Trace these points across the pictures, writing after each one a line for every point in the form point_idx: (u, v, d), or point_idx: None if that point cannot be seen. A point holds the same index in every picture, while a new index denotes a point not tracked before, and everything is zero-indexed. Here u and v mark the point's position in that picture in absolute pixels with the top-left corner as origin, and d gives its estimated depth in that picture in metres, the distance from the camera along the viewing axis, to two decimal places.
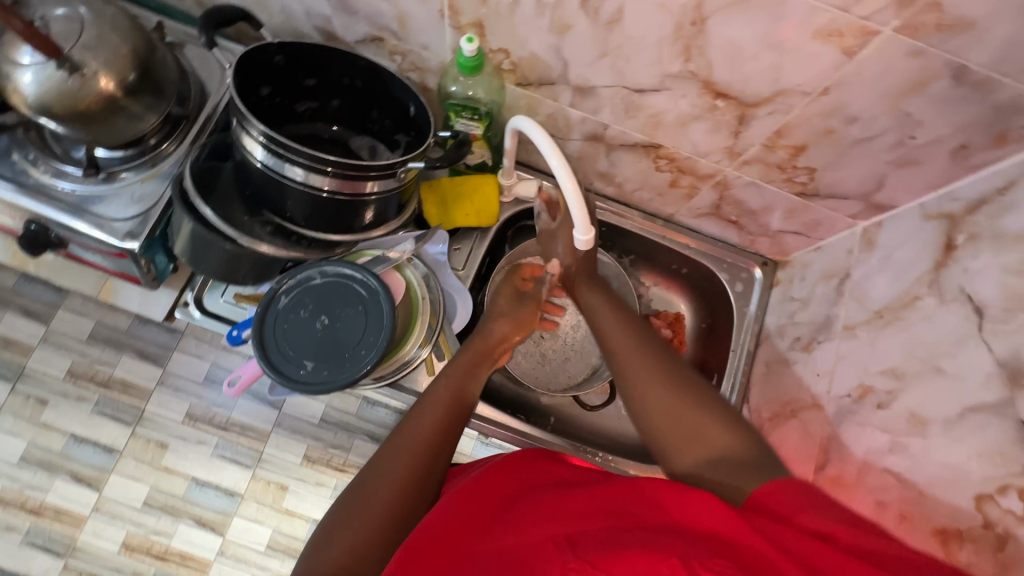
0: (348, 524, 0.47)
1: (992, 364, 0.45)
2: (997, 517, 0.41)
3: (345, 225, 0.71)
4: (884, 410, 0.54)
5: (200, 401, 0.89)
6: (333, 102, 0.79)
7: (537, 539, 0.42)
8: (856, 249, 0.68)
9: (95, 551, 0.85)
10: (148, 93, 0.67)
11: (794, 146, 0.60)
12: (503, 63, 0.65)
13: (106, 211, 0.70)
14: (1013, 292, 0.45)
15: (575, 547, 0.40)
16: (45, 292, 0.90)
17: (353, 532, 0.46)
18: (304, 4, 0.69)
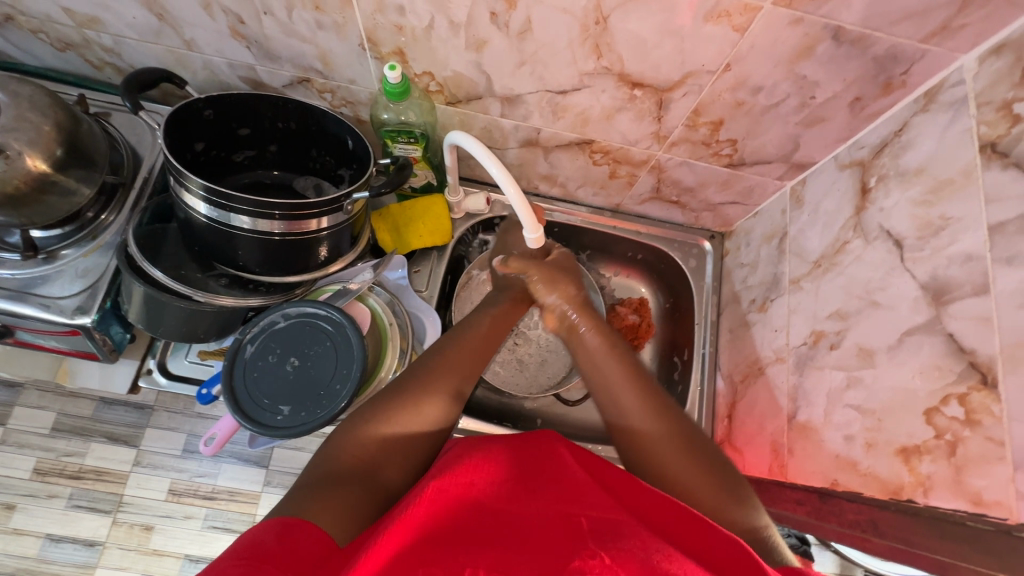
0: (363, 437, 0.52)
1: (917, 288, 0.49)
2: (946, 425, 0.44)
3: (301, 264, 0.71)
4: (836, 350, 0.58)
5: (182, 475, 0.92)
6: (270, 148, 0.80)
7: (558, 523, 0.44)
8: (788, 208, 0.73)
9: None
10: (79, 165, 0.67)
11: (712, 122, 0.64)
12: (430, 85, 0.67)
13: (51, 291, 0.69)
14: (922, 220, 0.50)
15: (601, 540, 0.41)
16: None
17: (362, 446, 0.51)
18: (226, 57, 0.70)
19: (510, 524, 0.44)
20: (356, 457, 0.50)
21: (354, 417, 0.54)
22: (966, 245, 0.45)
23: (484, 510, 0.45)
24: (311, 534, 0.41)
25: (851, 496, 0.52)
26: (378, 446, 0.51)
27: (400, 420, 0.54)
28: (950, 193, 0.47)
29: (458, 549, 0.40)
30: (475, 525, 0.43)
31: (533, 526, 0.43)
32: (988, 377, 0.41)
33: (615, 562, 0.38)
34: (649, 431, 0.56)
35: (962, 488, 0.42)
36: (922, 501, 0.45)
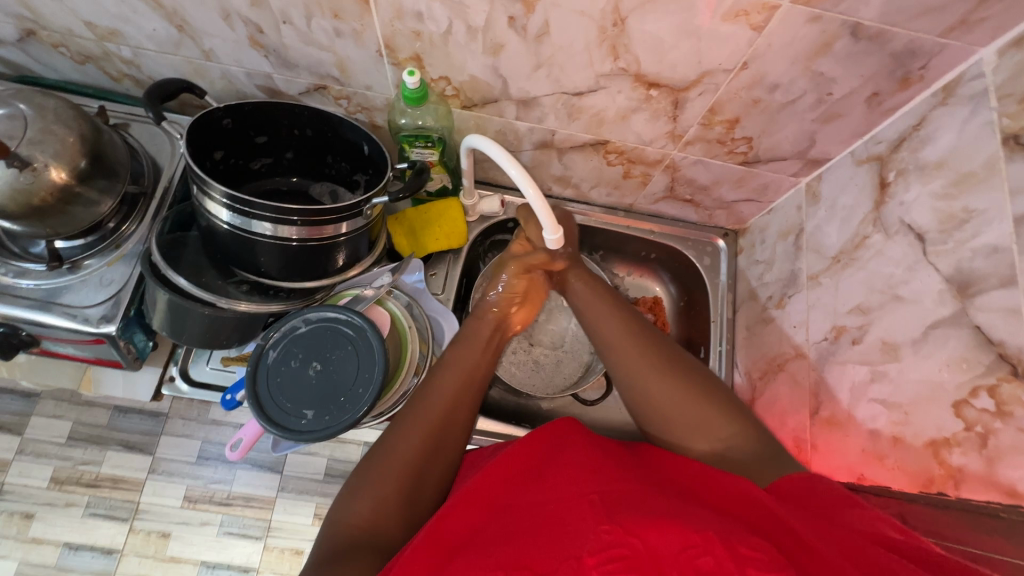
0: (361, 499, 0.52)
1: (941, 282, 0.49)
2: (976, 418, 0.44)
3: (320, 269, 0.72)
4: (859, 344, 0.58)
5: (197, 481, 0.93)
6: (286, 155, 0.81)
7: (567, 502, 0.46)
8: (804, 204, 0.73)
9: None
10: (101, 176, 0.67)
11: (728, 120, 0.65)
12: (446, 90, 0.68)
13: (75, 300, 0.69)
14: (944, 213, 0.50)
15: (613, 513, 0.43)
16: (15, 402, 0.94)
17: (363, 511, 0.51)
18: (244, 66, 0.71)
19: (531, 513, 0.47)
20: (358, 525, 0.50)
21: (349, 481, 0.55)
22: (991, 237, 0.45)
23: (492, 516, 0.48)
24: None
25: (879, 490, 0.52)
26: (376, 505, 0.51)
27: (388, 464, 0.54)
28: (972, 186, 0.47)
29: (478, 553, 0.43)
30: (488, 533, 0.46)
31: (543, 512, 0.46)
32: (1018, 368, 0.41)
33: (630, 531, 0.41)
34: (652, 389, 0.57)
35: (994, 480, 0.42)
36: (953, 493, 0.45)
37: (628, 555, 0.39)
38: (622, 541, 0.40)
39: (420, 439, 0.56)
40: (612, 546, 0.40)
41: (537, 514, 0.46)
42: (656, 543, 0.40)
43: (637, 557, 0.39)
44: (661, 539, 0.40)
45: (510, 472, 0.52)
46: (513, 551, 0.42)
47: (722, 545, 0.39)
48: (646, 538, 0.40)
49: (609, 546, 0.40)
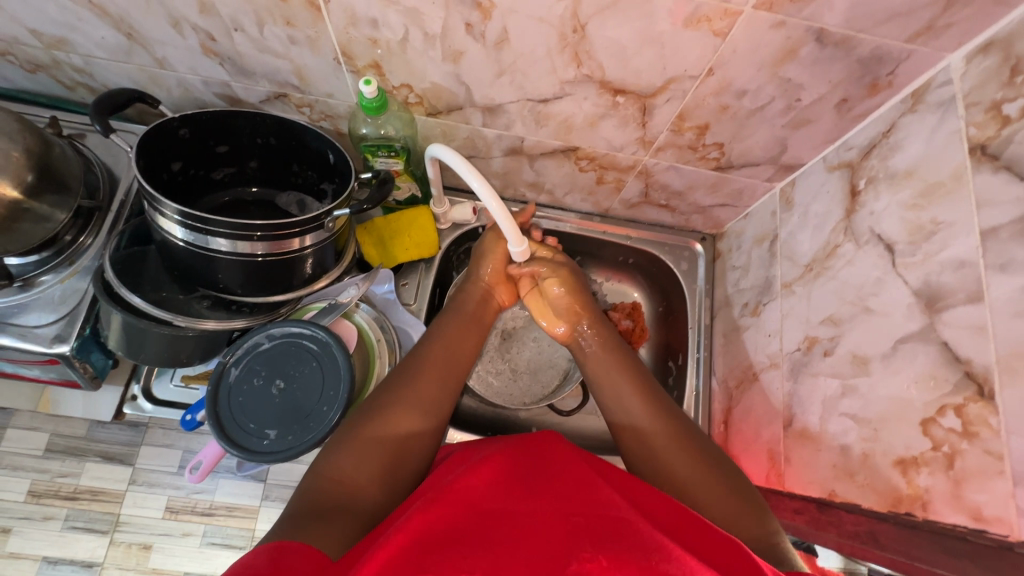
0: (344, 459, 0.51)
1: (910, 295, 0.48)
2: (943, 437, 0.43)
3: (284, 283, 0.70)
4: (830, 357, 0.56)
5: (178, 493, 1.00)
6: (250, 164, 0.79)
7: (552, 519, 0.44)
8: (778, 210, 0.72)
9: None
10: (52, 191, 0.65)
11: (698, 126, 0.63)
12: (409, 97, 0.66)
13: (28, 320, 0.67)
14: (913, 224, 0.49)
15: (597, 541, 0.42)
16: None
17: (346, 466, 0.51)
18: (199, 74, 0.68)
19: (512, 521, 0.44)
20: (337, 480, 0.50)
21: (334, 440, 0.54)
22: (958, 250, 0.43)
23: (477, 513, 0.45)
24: (302, 551, 0.40)
25: (849, 508, 0.51)
26: (359, 464, 0.51)
27: (382, 433, 0.54)
28: (940, 197, 0.46)
29: (458, 553, 0.40)
30: (471, 533, 0.43)
31: (527, 523, 0.44)
32: (984, 387, 0.40)
33: (612, 565, 0.39)
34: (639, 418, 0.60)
35: (961, 502, 0.41)
36: (921, 514, 0.44)
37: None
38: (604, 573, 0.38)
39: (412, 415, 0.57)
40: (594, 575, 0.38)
41: (523, 522, 0.44)
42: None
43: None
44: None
45: (498, 476, 0.49)
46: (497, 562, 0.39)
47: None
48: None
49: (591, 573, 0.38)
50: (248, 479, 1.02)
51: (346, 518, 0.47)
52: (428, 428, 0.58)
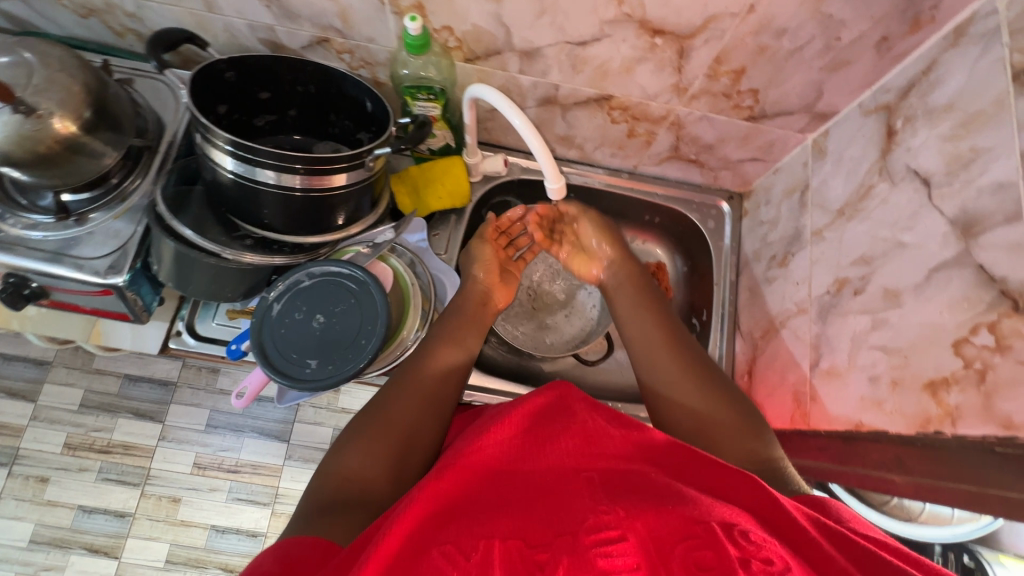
0: (348, 458, 0.57)
1: (946, 225, 0.48)
2: (975, 354, 0.44)
3: (323, 224, 0.72)
4: (861, 295, 0.57)
5: (207, 450, 1.29)
6: (290, 113, 0.81)
7: (563, 472, 0.45)
8: (810, 160, 0.72)
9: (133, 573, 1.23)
10: (106, 128, 0.68)
11: (734, 70, 0.64)
12: (449, 41, 0.67)
13: (83, 253, 0.70)
14: (952, 154, 0.49)
15: (610, 495, 0.43)
16: (38, 371, 1.30)
17: (353, 464, 0.56)
18: (246, 18, 0.70)
19: (526, 479, 0.44)
20: (344, 476, 0.55)
21: (340, 439, 0.59)
22: (998, 174, 0.44)
23: (492, 472, 0.45)
24: (310, 545, 0.45)
25: (875, 436, 0.52)
26: (362, 460, 0.56)
27: (384, 427, 0.59)
28: (981, 125, 0.47)
29: (472, 519, 0.41)
30: (485, 500, 0.43)
31: (542, 478, 0.45)
32: (1020, 302, 0.41)
33: (629, 515, 0.40)
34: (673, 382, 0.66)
35: (991, 413, 0.42)
36: (950, 431, 0.45)
37: (626, 539, 0.38)
38: (622, 525, 0.39)
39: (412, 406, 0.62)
40: (611, 529, 0.39)
41: (534, 478, 0.45)
42: (654, 530, 0.39)
43: (636, 542, 0.38)
44: (659, 526, 0.40)
45: (516, 427, 0.49)
46: (511, 525, 0.40)
47: (720, 533, 0.39)
48: (646, 525, 0.40)
49: (607, 527, 0.39)
50: (272, 440, 1.31)
51: (350, 509, 0.52)
52: (428, 416, 0.62)
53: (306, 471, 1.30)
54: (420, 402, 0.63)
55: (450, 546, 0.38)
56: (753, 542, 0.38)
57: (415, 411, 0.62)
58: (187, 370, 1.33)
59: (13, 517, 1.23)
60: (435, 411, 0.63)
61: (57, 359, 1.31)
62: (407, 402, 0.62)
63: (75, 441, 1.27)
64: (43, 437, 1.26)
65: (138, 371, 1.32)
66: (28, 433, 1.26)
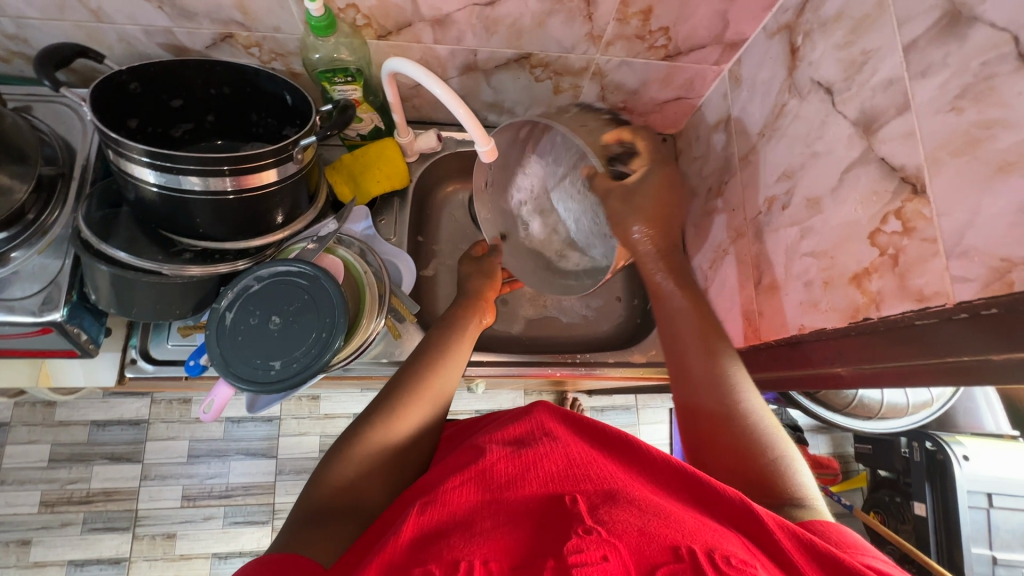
0: (344, 466, 0.50)
1: (850, 127, 0.51)
2: (887, 240, 0.47)
3: (262, 225, 0.71)
4: (789, 209, 0.60)
5: (194, 480, 1.27)
6: (208, 118, 0.78)
7: (550, 499, 0.42)
8: (729, 90, 0.75)
9: None
10: (10, 160, 0.64)
11: (642, 11, 0.65)
12: (357, 19, 0.66)
13: (12, 294, 0.67)
14: (846, 61, 0.52)
15: (596, 514, 0.39)
16: None
17: (343, 474, 0.50)
18: (139, 24, 0.67)
19: (515, 507, 0.41)
20: (337, 486, 0.49)
21: (329, 451, 0.53)
22: (886, 71, 0.47)
23: (474, 505, 0.42)
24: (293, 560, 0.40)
25: (817, 336, 0.56)
26: (360, 472, 0.50)
27: (380, 441, 0.53)
28: (867, 28, 0.49)
29: (453, 542, 0.37)
30: (466, 527, 0.39)
31: (532, 506, 0.41)
32: (918, 185, 0.44)
33: (611, 537, 0.36)
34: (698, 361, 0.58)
35: (907, 291, 0.45)
36: (876, 315, 0.49)
37: (606, 561, 0.34)
38: (602, 546, 0.35)
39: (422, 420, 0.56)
40: (591, 550, 0.34)
41: (520, 507, 0.41)
42: (636, 555, 0.35)
43: (618, 564, 0.34)
44: (638, 548, 0.35)
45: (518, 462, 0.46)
46: (492, 548, 0.37)
47: (702, 559, 0.34)
48: (629, 545, 0.35)
49: (588, 548, 0.35)
50: (259, 458, 1.30)
51: (348, 520, 0.47)
52: (427, 431, 0.57)
53: (300, 482, 1.30)
54: (428, 408, 0.57)
55: (429, 565, 0.35)
56: (736, 563, 0.34)
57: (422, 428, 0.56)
58: (157, 405, 1.30)
59: None
60: (432, 429, 0.58)
61: (15, 419, 1.25)
62: (411, 413, 0.56)
63: (52, 498, 1.22)
64: (17, 500, 1.21)
65: (104, 415, 1.28)
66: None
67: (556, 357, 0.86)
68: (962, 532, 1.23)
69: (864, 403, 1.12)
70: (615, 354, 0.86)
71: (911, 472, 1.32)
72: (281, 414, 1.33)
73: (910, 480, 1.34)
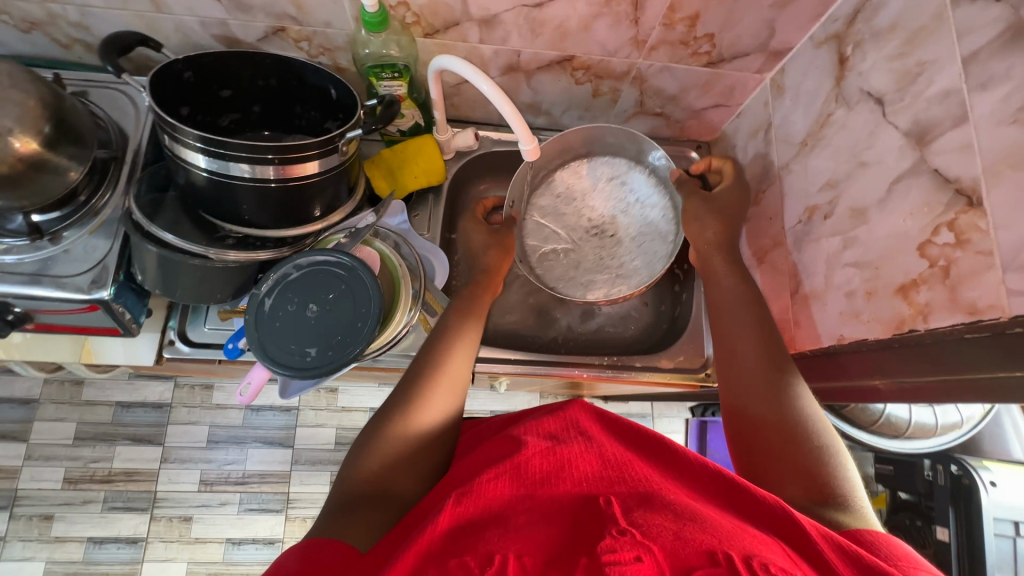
0: (372, 454, 0.51)
1: (901, 138, 0.51)
2: (937, 252, 0.47)
3: (303, 214, 0.73)
4: (831, 218, 0.60)
5: (212, 465, 1.29)
6: (254, 109, 0.80)
7: (586, 498, 0.42)
8: (770, 99, 0.75)
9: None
10: (69, 142, 0.66)
11: (688, 17, 0.66)
12: (407, 16, 0.67)
13: (62, 272, 0.69)
14: (900, 72, 0.52)
15: (631, 514, 0.39)
16: (24, 411, 1.27)
17: (371, 463, 0.50)
18: (197, 15, 0.69)
19: (552, 506, 0.42)
20: (367, 476, 0.49)
21: (358, 440, 0.53)
22: (943, 83, 0.47)
23: (510, 503, 0.42)
24: (333, 545, 0.41)
25: (857, 346, 0.56)
26: (386, 461, 0.50)
27: (407, 428, 0.53)
28: (923, 39, 0.49)
29: (488, 536, 0.38)
30: (504, 523, 0.40)
31: (568, 507, 0.41)
32: (973, 198, 0.43)
33: (646, 537, 0.36)
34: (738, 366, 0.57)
35: (957, 304, 0.45)
36: (923, 328, 0.48)
37: (640, 561, 0.34)
38: (636, 547, 0.35)
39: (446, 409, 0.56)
40: (624, 550, 0.35)
41: (555, 506, 0.42)
42: (671, 554, 0.35)
43: (650, 565, 0.34)
44: (676, 546, 0.35)
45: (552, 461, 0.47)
46: (526, 545, 0.37)
47: (738, 562, 0.34)
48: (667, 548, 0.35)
49: (620, 549, 0.35)
50: (277, 448, 1.32)
51: (380, 506, 0.47)
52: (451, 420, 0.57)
53: (315, 473, 1.31)
54: (451, 398, 0.57)
55: (466, 557, 0.35)
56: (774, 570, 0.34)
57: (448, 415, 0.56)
58: (181, 389, 1.32)
59: (22, 559, 1.21)
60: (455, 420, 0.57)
61: (44, 396, 1.28)
62: (433, 402, 0.55)
63: (75, 475, 1.25)
64: (42, 475, 1.24)
65: (129, 397, 1.31)
66: (24, 474, 1.24)
67: (584, 359, 0.86)
68: (986, 560, 1.20)
69: (891, 420, 1.10)
70: (641, 358, 0.86)
71: (934, 496, 1.29)
72: (300, 405, 1.35)
73: (932, 504, 1.30)
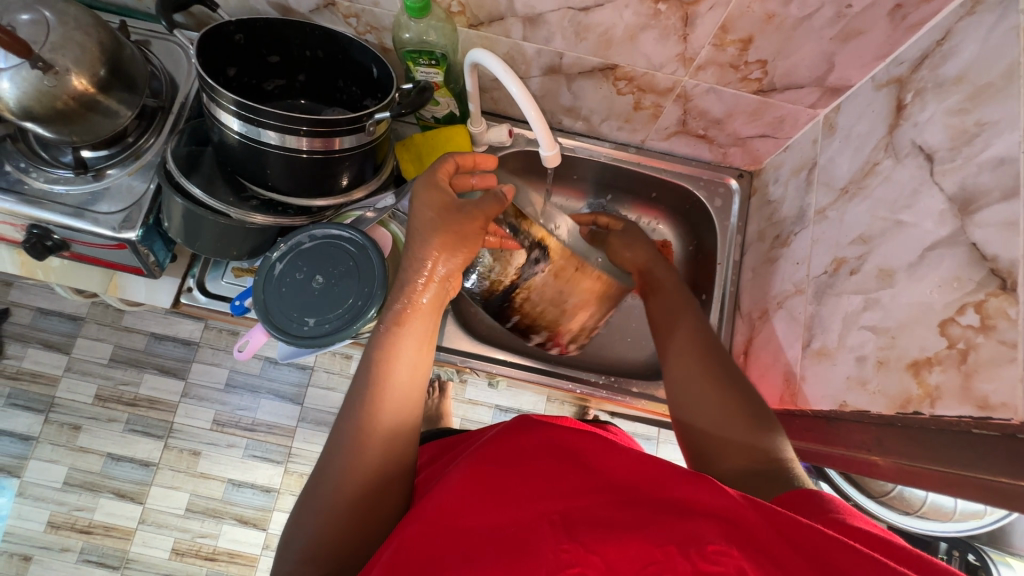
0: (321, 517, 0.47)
1: (944, 202, 0.47)
2: (959, 334, 0.43)
3: (326, 187, 0.74)
4: (856, 275, 0.56)
5: (227, 407, 1.35)
6: (300, 78, 0.82)
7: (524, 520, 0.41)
8: (820, 136, 0.70)
9: (157, 517, 1.29)
10: (121, 87, 0.70)
11: (741, 39, 0.62)
12: (452, 6, 0.67)
13: (98, 207, 0.73)
14: (956, 129, 0.47)
15: (575, 530, 0.39)
16: (70, 326, 1.37)
17: (319, 529, 0.47)
18: None
19: (491, 531, 0.41)
20: (319, 543, 0.47)
21: (305, 495, 0.50)
22: (999, 149, 0.42)
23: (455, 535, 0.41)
24: None
25: (858, 416, 0.52)
26: (337, 523, 0.47)
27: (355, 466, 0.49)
28: (988, 97, 0.45)
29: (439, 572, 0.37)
30: (449, 554, 0.40)
31: (504, 532, 0.40)
32: (1008, 281, 0.39)
33: (591, 550, 0.37)
34: (677, 351, 0.61)
35: (968, 394, 0.41)
36: (928, 412, 0.44)
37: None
38: (582, 562, 0.36)
39: (397, 411, 0.52)
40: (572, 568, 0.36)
41: (495, 530, 0.41)
42: (618, 564, 0.35)
43: None
44: (620, 556, 0.36)
45: (481, 474, 0.46)
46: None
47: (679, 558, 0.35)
48: (607, 559, 0.36)
49: (568, 568, 0.36)
50: (287, 402, 1.36)
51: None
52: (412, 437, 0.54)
53: (318, 433, 1.35)
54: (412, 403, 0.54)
55: None
56: (713, 553, 0.35)
57: (399, 415, 0.52)
58: (209, 331, 1.39)
59: (49, 461, 1.30)
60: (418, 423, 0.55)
61: (89, 315, 1.38)
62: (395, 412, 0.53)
63: (105, 393, 1.34)
64: (76, 388, 1.34)
65: (163, 330, 1.39)
66: (62, 383, 1.34)
67: (577, 373, 0.85)
68: None
69: (903, 495, 1.02)
70: (639, 383, 0.84)
71: None
72: (315, 365, 1.39)
73: None
